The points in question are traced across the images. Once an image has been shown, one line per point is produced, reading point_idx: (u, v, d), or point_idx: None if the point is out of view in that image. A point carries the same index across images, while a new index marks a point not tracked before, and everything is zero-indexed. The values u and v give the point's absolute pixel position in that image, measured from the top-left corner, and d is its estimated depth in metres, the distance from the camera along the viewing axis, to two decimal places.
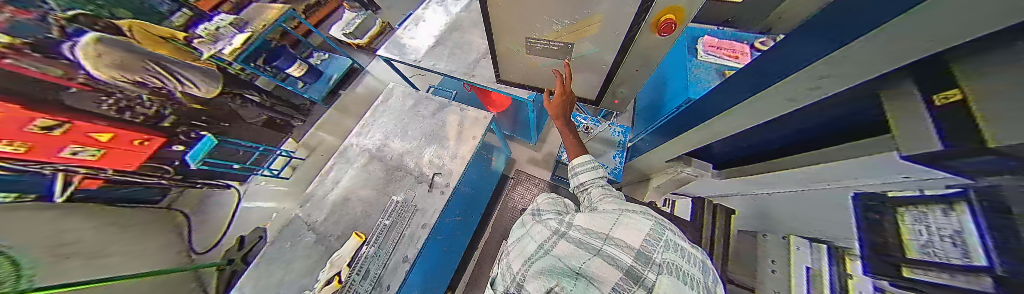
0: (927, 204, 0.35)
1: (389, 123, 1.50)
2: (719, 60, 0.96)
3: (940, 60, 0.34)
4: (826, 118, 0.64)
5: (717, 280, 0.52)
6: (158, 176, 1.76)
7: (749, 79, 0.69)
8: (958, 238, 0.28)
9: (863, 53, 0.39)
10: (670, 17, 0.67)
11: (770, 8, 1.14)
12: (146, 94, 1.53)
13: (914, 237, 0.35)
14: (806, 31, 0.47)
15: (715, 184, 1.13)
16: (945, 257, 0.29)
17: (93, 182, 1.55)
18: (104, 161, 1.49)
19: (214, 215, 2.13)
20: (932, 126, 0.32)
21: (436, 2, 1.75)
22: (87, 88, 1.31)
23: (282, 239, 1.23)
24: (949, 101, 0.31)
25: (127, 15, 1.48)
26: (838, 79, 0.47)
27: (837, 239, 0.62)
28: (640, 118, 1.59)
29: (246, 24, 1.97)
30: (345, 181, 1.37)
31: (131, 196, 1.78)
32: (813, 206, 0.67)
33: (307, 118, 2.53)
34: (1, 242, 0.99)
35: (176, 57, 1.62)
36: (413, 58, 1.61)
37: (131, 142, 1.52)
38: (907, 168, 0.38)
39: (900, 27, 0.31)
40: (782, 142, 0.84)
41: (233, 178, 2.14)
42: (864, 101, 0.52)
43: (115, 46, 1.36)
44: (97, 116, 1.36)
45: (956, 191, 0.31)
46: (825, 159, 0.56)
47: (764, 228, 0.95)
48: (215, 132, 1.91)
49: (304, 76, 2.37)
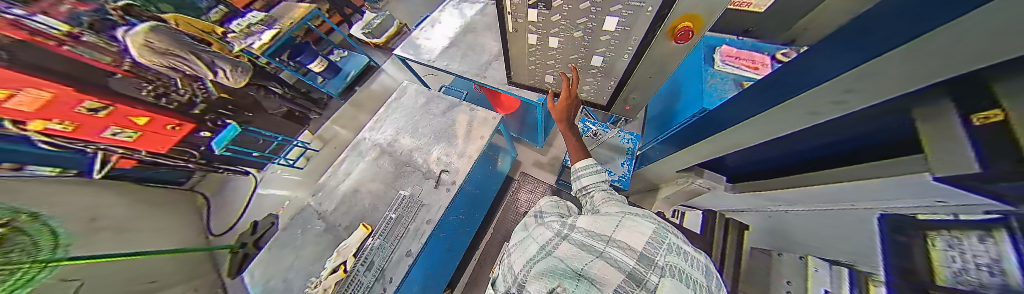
0: (962, 230, 0.33)
1: (401, 119, 1.55)
2: (737, 71, 0.93)
3: (977, 79, 0.32)
4: (853, 134, 0.61)
5: (722, 287, 0.50)
6: (183, 159, 1.86)
7: (769, 91, 0.67)
8: (997, 267, 0.26)
9: (891, 68, 0.37)
10: (687, 24, 0.67)
11: (794, 20, 1.10)
12: (178, 77, 1.63)
13: (946, 264, 0.33)
14: (829, 45, 0.46)
15: (726, 198, 1.10)
16: (981, 287, 0.27)
17: (128, 162, 1.68)
18: (138, 143, 1.59)
19: (231, 200, 2.23)
20: (970, 148, 0.30)
21: (452, 5, 1.80)
22: (131, 75, 1.43)
23: (294, 226, 1.28)
24: (990, 122, 0.30)
25: (170, 10, 1.64)
26: (863, 94, 0.45)
27: (857, 262, 0.60)
28: (650, 126, 1.56)
29: (275, 21, 2.07)
30: (355, 174, 1.41)
31: (159, 176, 1.92)
32: (834, 226, 0.63)
33: (324, 112, 2.64)
34: (45, 213, 1.08)
35: (215, 49, 1.76)
36: (427, 58, 1.65)
37: (165, 127, 1.62)
38: (941, 190, 0.36)
39: (925, 46, 0.31)
40: (802, 158, 0.80)
41: (251, 165, 2.25)
42: (892, 118, 0.50)
43: (166, 36, 1.50)
44: (137, 101, 1.44)
45: (996, 217, 0.29)
46: (848, 177, 0.53)
47: (778, 246, 0.91)
48: (239, 121, 1.98)
49: (324, 71, 2.50)
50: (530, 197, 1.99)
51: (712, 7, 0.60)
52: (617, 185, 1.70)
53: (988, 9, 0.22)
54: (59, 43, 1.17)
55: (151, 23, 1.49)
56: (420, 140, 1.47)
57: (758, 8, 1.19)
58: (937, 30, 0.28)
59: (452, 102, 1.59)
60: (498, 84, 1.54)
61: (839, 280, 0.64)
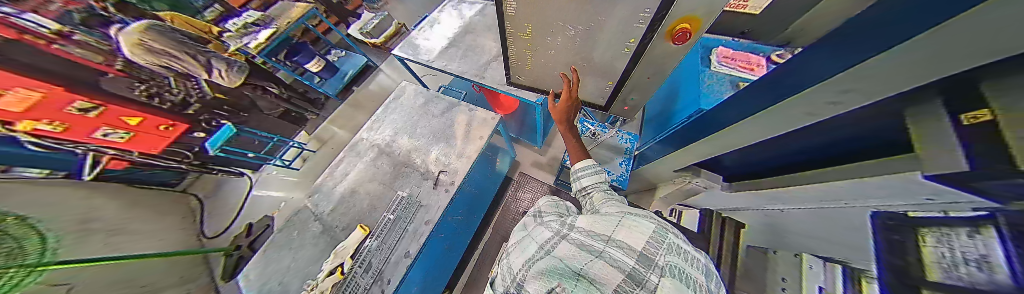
0: (952, 227, 0.34)
1: (399, 120, 1.54)
2: (734, 72, 0.94)
3: (966, 79, 0.33)
4: (848, 134, 0.62)
5: (722, 287, 0.51)
6: (178, 160, 1.84)
7: (765, 91, 0.68)
8: (983, 263, 0.27)
9: (886, 69, 0.38)
10: (686, 26, 0.68)
11: (790, 22, 1.11)
12: (172, 76, 1.60)
13: (936, 260, 0.34)
14: (823, 46, 0.47)
15: (722, 197, 1.11)
16: (968, 281, 0.28)
17: (120, 163, 1.65)
18: (131, 143, 1.56)
19: (225, 202, 2.19)
20: (962, 146, 0.31)
21: (452, 6, 1.80)
22: (123, 75, 1.40)
23: (290, 228, 1.27)
24: (980, 121, 0.30)
25: (165, 8, 1.63)
26: (860, 94, 0.46)
27: (852, 259, 0.60)
28: (648, 126, 1.57)
29: (273, 20, 2.05)
30: (353, 174, 1.40)
31: (152, 177, 1.89)
32: (829, 224, 0.64)
33: (321, 112, 2.61)
34: (34, 215, 1.06)
35: (211, 48, 1.74)
36: (426, 58, 1.65)
37: (158, 128, 1.59)
38: (932, 188, 0.37)
39: (922, 46, 0.31)
40: (798, 157, 0.82)
41: (247, 166, 2.21)
42: (886, 119, 0.51)
43: (161, 36, 1.49)
44: (128, 101, 1.41)
45: (984, 214, 0.30)
46: (843, 176, 0.54)
47: (774, 244, 0.92)
48: (236, 122, 1.99)
49: (321, 71, 2.48)
50: (529, 198, 2.00)
51: (711, 8, 0.60)
52: (616, 185, 1.71)
53: (982, 12, 0.23)
54: (48, 42, 1.14)
55: (149, 20, 1.51)
56: (419, 140, 1.47)
57: (755, 10, 1.20)
58: (934, 29, 0.28)
59: (451, 103, 1.58)
60: (497, 85, 1.54)
61: (832, 277, 0.65)
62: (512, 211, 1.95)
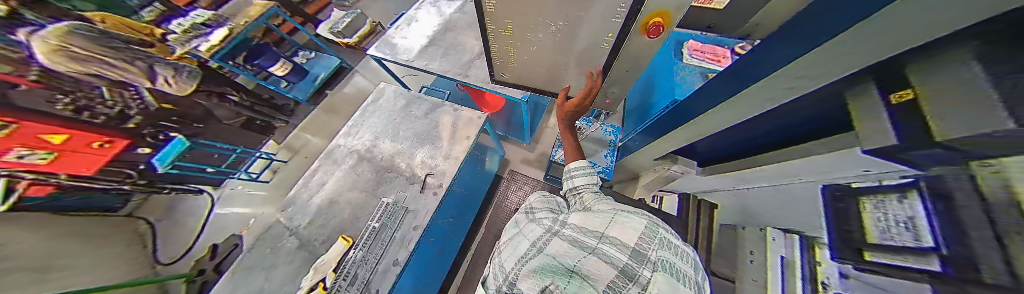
0: (886, 194, 0.39)
1: (379, 123, 1.45)
2: (703, 64, 1.01)
3: (895, 65, 0.37)
4: (801, 117, 0.69)
5: (704, 278, 0.54)
6: (117, 180, 1.58)
7: (731, 80, 0.73)
8: (912, 223, 0.32)
9: (832, 55, 0.41)
10: (658, 20, 0.70)
11: (748, 17, 1.21)
12: (104, 85, 1.40)
13: (875, 224, 0.39)
14: (779, 36, 0.50)
15: (697, 181, 1.20)
16: (905, 241, 0.32)
17: (43, 188, 1.37)
18: (55, 165, 1.31)
19: (182, 224, 1.95)
20: (892, 124, 0.35)
21: (429, 3, 1.73)
22: (39, 86, 1.19)
23: (261, 246, 1.16)
24: (904, 100, 0.35)
25: (93, 8, 1.40)
26: (811, 79, 0.50)
27: (809, 229, 0.68)
28: (629, 119, 1.65)
29: (226, 19, 1.84)
30: (330, 184, 1.31)
31: (93, 203, 1.63)
32: (790, 199, 0.71)
33: (291, 119, 2.37)
34: None
35: (156, 53, 1.56)
36: (405, 57, 1.57)
37: (90, 145, 1.36)
38: (873, 163, 0.41)
39: (865, 33, 0.34)
40: (760, 141, 0.89)
41: (206, 182, 1.97)
42: (831, 102, 0.57)
43: (85, 37, 1.29)
44: (48, 116, 1.21)
45: (910, 181, 0.34)
46: (798, 155, 0.60)
47: (746, 222, 1.02)
48: (189, 134, 1.73)
49: (288, 75, 2.25)
50: (520, 195, 2.01)
51: (681, 2, 0.63)
52: (603, 177, 1.77)
53: None
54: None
55: (73, 22, 1.29)
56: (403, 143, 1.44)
57: (719, 5, 1.28)
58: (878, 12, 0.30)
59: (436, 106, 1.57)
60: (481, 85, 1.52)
61: (791, 246, 0.72)
62: (503, 209, 1.94)
